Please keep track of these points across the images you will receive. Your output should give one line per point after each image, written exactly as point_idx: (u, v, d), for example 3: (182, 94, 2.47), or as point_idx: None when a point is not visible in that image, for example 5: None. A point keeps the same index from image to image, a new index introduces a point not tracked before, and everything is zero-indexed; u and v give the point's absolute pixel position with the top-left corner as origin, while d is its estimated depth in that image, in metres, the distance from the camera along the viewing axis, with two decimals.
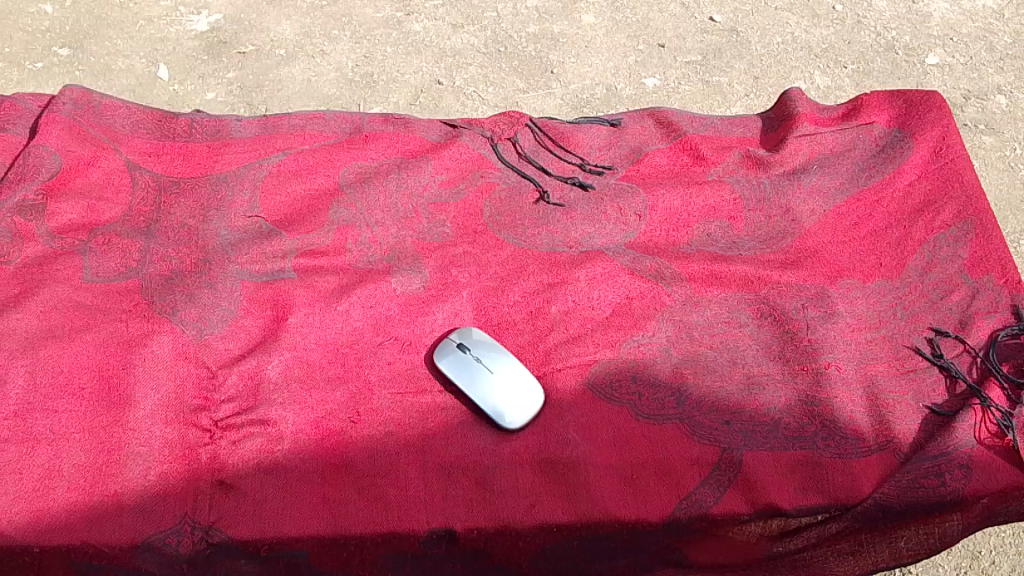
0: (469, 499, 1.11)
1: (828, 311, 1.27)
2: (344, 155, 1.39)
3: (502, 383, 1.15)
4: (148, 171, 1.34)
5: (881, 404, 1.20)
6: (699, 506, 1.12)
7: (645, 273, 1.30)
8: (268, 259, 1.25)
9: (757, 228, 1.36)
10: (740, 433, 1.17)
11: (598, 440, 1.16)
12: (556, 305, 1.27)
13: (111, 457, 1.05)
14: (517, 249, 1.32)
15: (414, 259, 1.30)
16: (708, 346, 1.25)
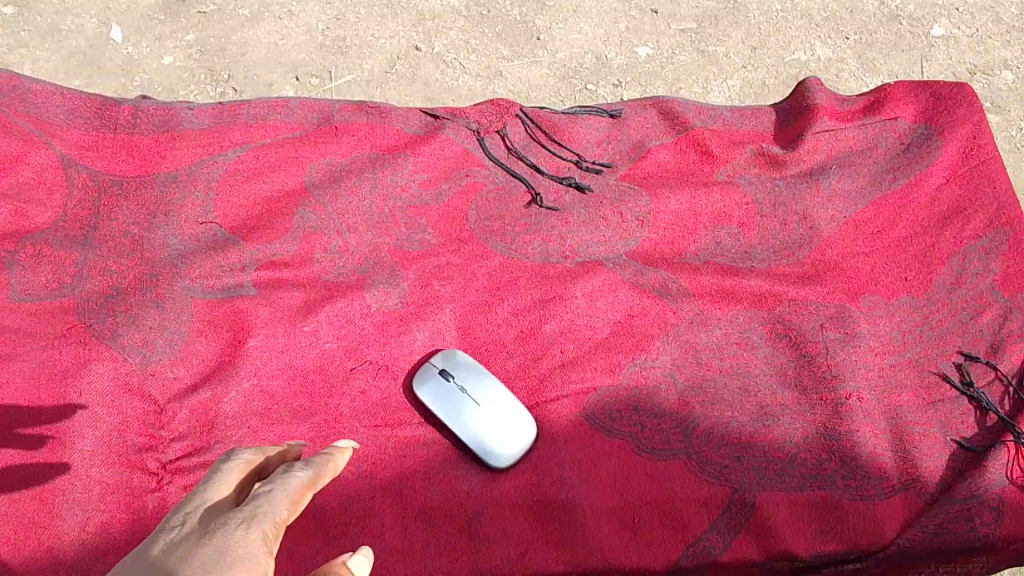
0: (455, 548, 1.01)
1: (850, 333, 1.15)
2: (310, 149, 1.23)
3: (489, 416, 1.03)
4: (86, 167, 1.17)
5: (906, 439, 1.09)
6: (707, 553, 1.03)
7: (649, 288, 1.17)
8: (223, 272, 1.10)
9: (771, 236, 1.23)
10: (752, 470, 1.06)
11: (596, 480, 1.05)
12: (550, 323, 1.13)
13: (43, 508, 0.92)
14: (506, 259, 1.18)
15: (391, 270, 1.15)
16: (718, 371, 1.13)
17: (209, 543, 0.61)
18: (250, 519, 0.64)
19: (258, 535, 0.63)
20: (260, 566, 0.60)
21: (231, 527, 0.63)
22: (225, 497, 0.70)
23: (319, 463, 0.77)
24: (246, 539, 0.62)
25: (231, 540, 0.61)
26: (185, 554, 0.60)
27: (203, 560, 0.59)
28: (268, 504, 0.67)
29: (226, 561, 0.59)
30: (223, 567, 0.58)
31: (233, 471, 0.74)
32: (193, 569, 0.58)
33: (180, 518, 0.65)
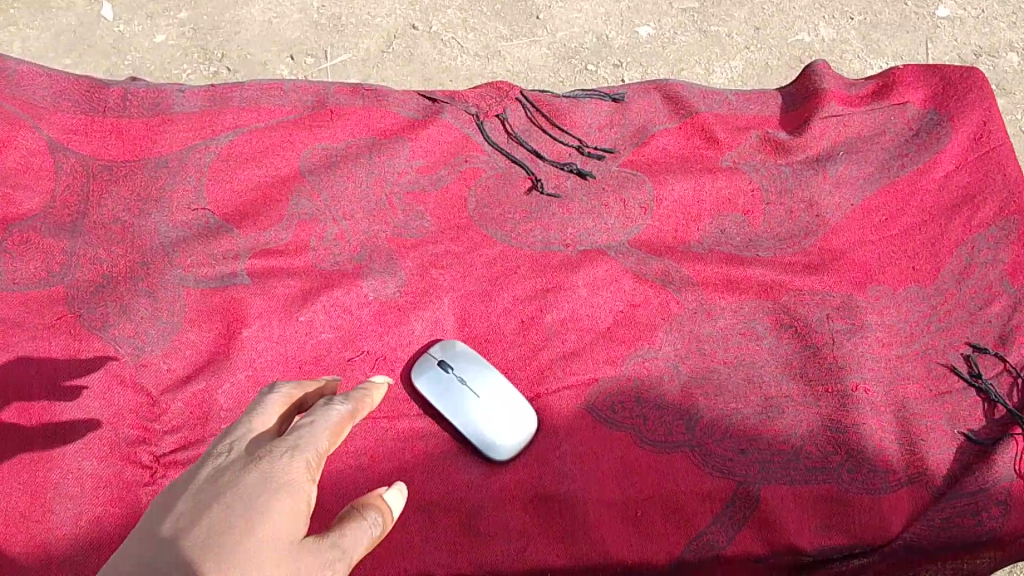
0: (454, 542, 0.99)
1: (857, 323, 1.13)
2: (305, 133, 1.20)
3: (488, 408, 1.01)
4: (74, 151, 1.14)
5: (913, 431, 1.07)
6: (710, 547, 1.02)
7: (652, 277, 1.15)
8: (216, 261, 1.07)
9: (777, 224, 1.20)
10: (757, 463, 1.04)
11: (597, 473, 1.03)
12: (551, 313, 1.11)
13: (34, 502, 0.89)
14: (506, 248, 1.16)
15: (388, 258, 1.12)
16: (722, 362, 1.11)
17: (256, 470, 0.63)
18: (295, 448, 0.67)
19: (303, 465, 0.66)
20: (305, 496, 0.64)
21: (276, 455, 0.65)
22: (268, 427, 0.72)
23: (358, 397, 0.80)
24: (291, 467, 0.65)
25: (277, 468, 0.64)
26: (234, 481, 0.63)
27: (251, 487, 0.62)
28: (310, 434, 0.69)
29: (272, 487, 0.62)
30: (269, 494, 0.62)
31: (275, 400, 0.75)
32: (242, 494, 0.61)
33: (226, 444, 0.67)
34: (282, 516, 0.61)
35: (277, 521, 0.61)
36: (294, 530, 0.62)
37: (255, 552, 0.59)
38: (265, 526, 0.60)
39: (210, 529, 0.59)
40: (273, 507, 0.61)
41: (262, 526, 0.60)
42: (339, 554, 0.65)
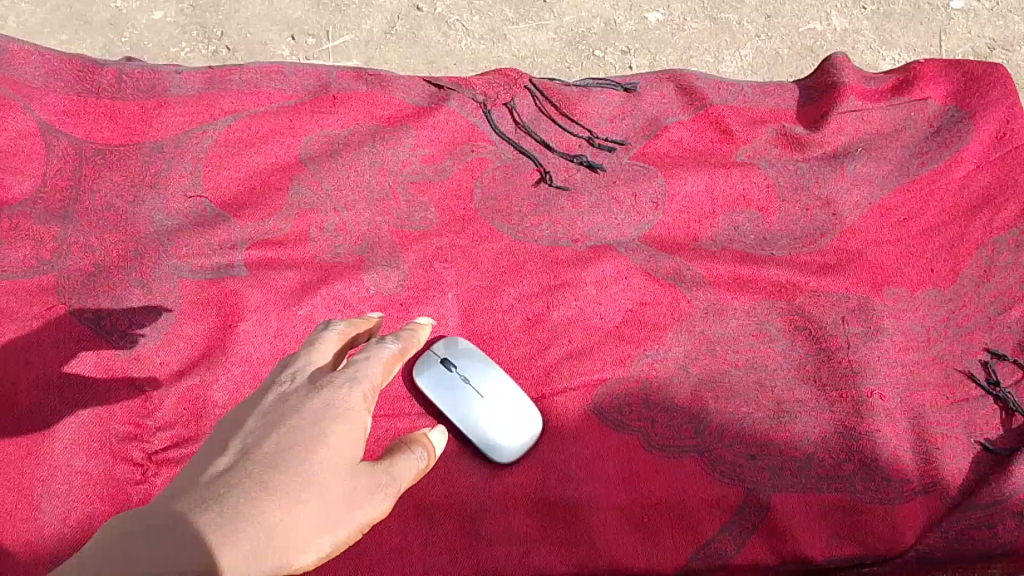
0: (454, 546, 0.96)
1: (873, 327, 1.09)
2: (307, 120, 1.15)
3: (492, 408, 0.98)
4: (66, 134, 1.09)
5: (928, 439, 1.04)
6: (718, 556, 0.99)
7: (663, 275, 1.11)
8: (212, 251, 1.03)
9: (792, 222, 1.16)
10: (767, 470, 1.01)
11: (603, 477, 1.00)
12: (558, 311, 1.08)
13: (20, 499, 0.86)
14: (513, 242, 1.12)
15: (391, 251, 1.08)
16: (733, 364, 1.08)
17: (320, 396, 0.71)
18: (353, 379, 0.73)
19: (361, 395, 0.72)
20: (362, 423, 0.70)
21: (337, 385, 0.72)
22: (326, 361, 0.78)
23: (406, 339, 0.86)
24: (351, 395, 0.71)
25: (338, 395, 0.71)
26: (299, 404, 0.70)
27: (316, 409, 0.69)
28: (366, 368, 0.76)
29: (335, 413, 0.69)
30: (332, 418, 0.68)
31: (332, 335, 0.81)
32: (308, 418, 0.68)
33: (291, 372, 0.74)
34: (344, 438, 0.68)
35: (340, 442, 0.67)
36: (353, 451, 0.68)
37: (322, 465, 0.65)
38: (330, 440, 0.67)
39: (282, 442, 0.66)
40: (335, 425, 0.68)
41: (327, 444, 0.67)
42: (388, 479, 0.72)
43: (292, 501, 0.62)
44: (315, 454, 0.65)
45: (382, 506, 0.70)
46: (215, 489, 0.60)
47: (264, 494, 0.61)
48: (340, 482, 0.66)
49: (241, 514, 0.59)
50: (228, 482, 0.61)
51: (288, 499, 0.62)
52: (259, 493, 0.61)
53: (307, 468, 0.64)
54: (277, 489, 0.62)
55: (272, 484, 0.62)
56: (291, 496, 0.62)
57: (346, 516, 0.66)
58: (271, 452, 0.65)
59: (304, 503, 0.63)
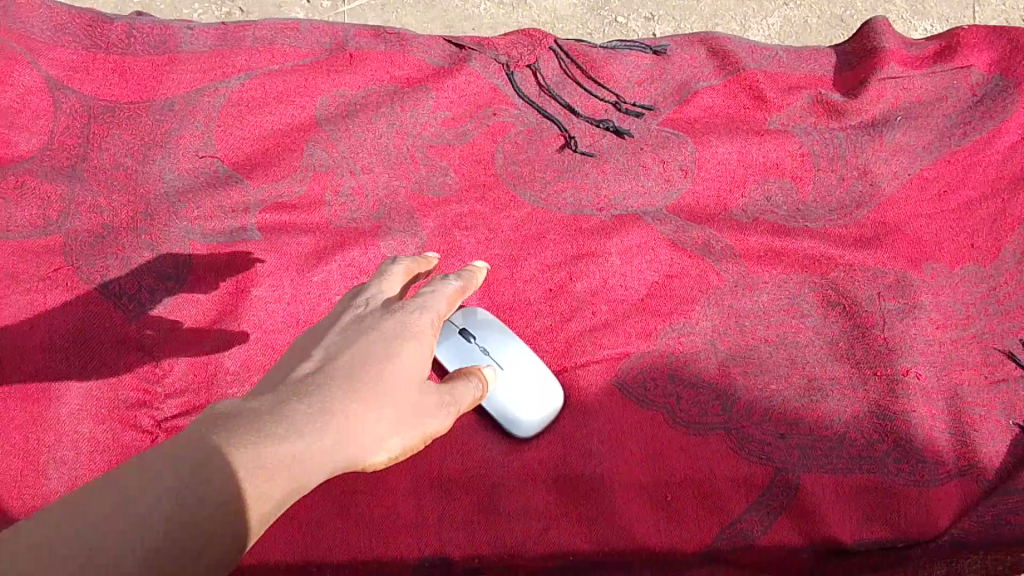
0: (472, 521, 0.94)
1: (910, 303, 1.04)
2: (322, 79, 1.10)
3: (513, 381, 0.94)
4: (75, 90, 1.05)
5: (965, 421, 1.00)
6: (743, 536, 0.95)
7: (691, 247, 1.07)
8: (224, 213, 1.00)
9: (827, 193, 1.11)
10: (797, 449, 0.98)
11: (626, 453, 0.97)
12: (582, 282, 1.04)
13: (28, 464, 0.84)
14: (535, 209, 1.07)
15: (409, 217, 1.04)
16: (763, 340, 1.04)
17: (393, 318, 0.67)
18: (423, 306, 0.70)
19: (431, 322, 0.68)
20: (432, 348, 0.67)
21: (409, 310, 0.68)
22: (394, 292, 0.74)
23: (468, 274, 0.82)
24: (422, 319, 0.68)
25: (411, 319, 0.67)
26: (372, 326, 0.66)
27: (390, 329, 0.65)
28: (432, 300, 0.72)
29: (408, 334, 0.65)
30: (406, 339, 0.65)
31: (400, 269, 0.77)
32: (381, 337, 0.64)
33: (362, 299, 0.71)
34: (416, 359, 0.64)
35: (413, 362, 0.64)
36: (424, 373, 0.65)
37: (396, 381, 0.62)
38: (401, 356, 0.63)
39: (355, 356, 0.62)
40: (408, 343, 0.64)
41: (400, 362, 0.63)
42: (450, 401, 0.68)
43: (364, 410, 0.58)
44: (389, 370, 0.62)
45: (445, 426, 0.67)
46: (290, 393, 0.57)
47: (334, 397, 0.58)
48: (410, 400, 0.62)
49: (310, 413, 0.55)
50: (297, 387, 0.58)
51: (361, 409, 0.58)
52: (330, 397, 0.57)
53: (377, 378, 0.60)
54: (351, 397, 0.58)
55: (346, 392, 0.58)
56: (364, 404, 0.58)
57: (414, 434, 0.62)
58: (341, 363, 0.61)
59: (374, 408, 0.59)
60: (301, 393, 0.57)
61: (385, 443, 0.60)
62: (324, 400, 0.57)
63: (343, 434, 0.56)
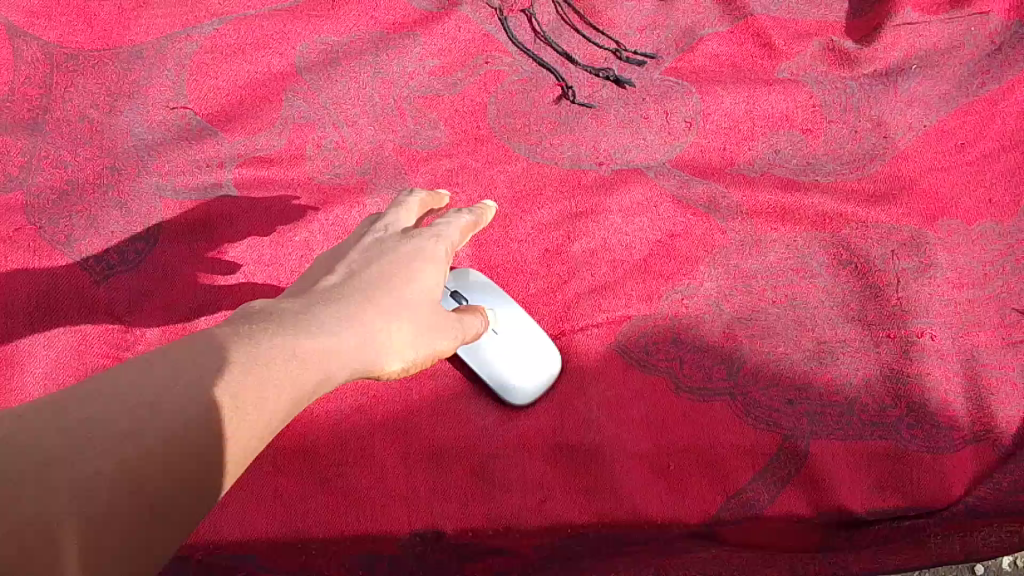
0: (466, 493, 0.89)
1: (925, 262, 0.99)
2: (302, 25, 1.03)
3: (508, 346, 0.90)
4: (36, 37, 0.98)
5: (981, 384, 0.95)
6: (749, 507, 0.90)
7: (695, 203, 1.01)
8: (198, 169, 0.94)
9: (838, 145, 1.05)
10: (806, 416, 0.93)
11: (626, 421, 0.92)
12: (580, 241, 0.99)
13: None
14: (531, 164, 1.01)
15: (395, 173, 0.97)
16: (771, 301, 0.98)
17: (410, 242, 0.69)
18: (438, 233, 0.72)
19: (446, 247, 0.71)
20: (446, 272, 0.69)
21: (425, 235, 0.71)
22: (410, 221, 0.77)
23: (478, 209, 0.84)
24: (438, 245, 0.70)
25: (427, 244, 0.69)
26: (389, 248, 0.68)
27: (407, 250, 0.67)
28: (446, 228, 0.74)
29: (425, 256, 0.68)
30: (423, 259, 0.67)
31: (416, 201, 0.79)
32: (399, 256, 0.66)
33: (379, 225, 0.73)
34: (434, 278, 0.66)
35: (431, 279, 0.66)
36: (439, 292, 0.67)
37: (416, 294, 0.64)
38: (419, 276, 0.65)
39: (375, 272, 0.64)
40: (426, 263, 0.66)
41: (419, 278, 0.65)
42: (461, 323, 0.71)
43: (388, 316, 0.60)
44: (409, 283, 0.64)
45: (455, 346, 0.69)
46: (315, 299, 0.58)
47: (358, 303, 0.59)
48: (428, 314, 0.64)
49: (329, 318, 0.56)
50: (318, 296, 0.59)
51: (386, 313, 0.60)
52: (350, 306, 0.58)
53: (397, 290, 0.62)
54: (375, 302, 0.60)
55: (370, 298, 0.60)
56: (387, 310, 0.60)
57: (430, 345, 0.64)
58: (361, 279, 0.62)
59: (393, 319, 0.60)
60: (322, 301, 0.58)
61: (403, 351, 0.61)
62: (345, 308, 0.58)
63: (365, 339, 0.57)
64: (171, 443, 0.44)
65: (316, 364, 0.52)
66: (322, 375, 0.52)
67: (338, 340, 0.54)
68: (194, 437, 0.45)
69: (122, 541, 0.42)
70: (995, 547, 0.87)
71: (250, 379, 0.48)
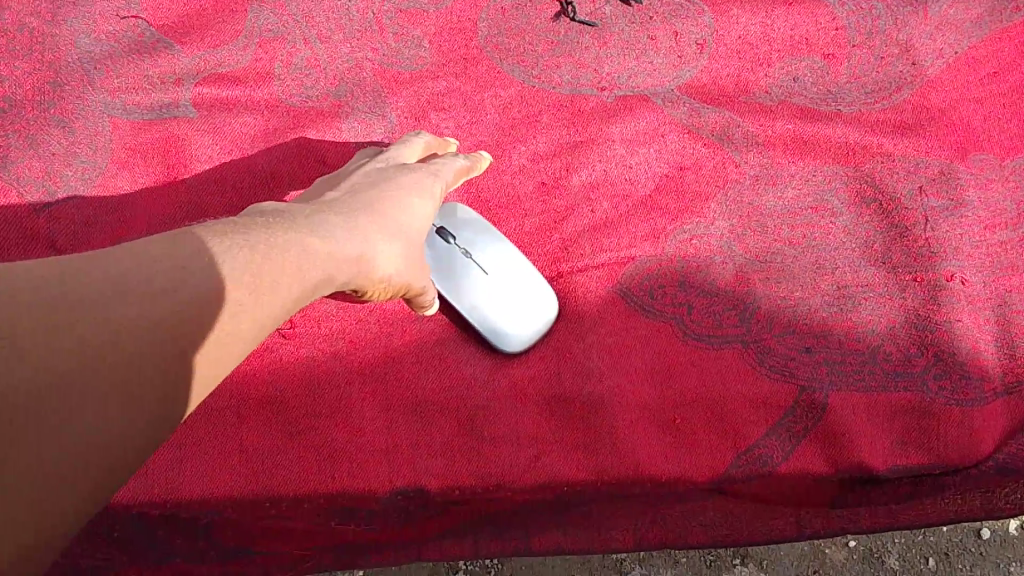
0: (453, 448, 0.81)
1: (956, 200, 0.91)
2: None
3: (501, 287, 0.81)
4: None
5: (1015, 332, 0.86)
6: (761, 464, 0.82)
7: (706, 133, 0.92)
8: (152, 86, 0.84)
9: (862, 73, 0.95)
10: (824, 365, 0.85)
11: (629, 370, 0.84)
12: (579, 174, 0.89)
13: None
14: (525, 89, 0.91)
15: (374, 95, 0.88)
16: (787, 242, 0.89)
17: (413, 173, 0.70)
18: (438, 172, 0.74)
19: (443, 185, 0.73)
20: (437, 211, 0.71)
21: (426, 170, 0.72)
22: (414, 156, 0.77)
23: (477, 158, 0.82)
24: (437, 183, 0.72)
25: (429, 179, 0.71)
26: (391, 176, 0.69)
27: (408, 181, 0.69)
28: (446, 168, 0.75)
29: (424, 188, 0.70)
30: (422, 192, 0.69)
31: (423, 140, 0.79)
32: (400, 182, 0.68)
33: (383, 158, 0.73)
34: (427, 211, 0.69)
35: (425, 211, 0.68)
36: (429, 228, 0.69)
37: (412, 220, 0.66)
38: (416, 208, 0.67)
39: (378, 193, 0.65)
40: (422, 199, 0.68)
41: (417, 208, 0.67)
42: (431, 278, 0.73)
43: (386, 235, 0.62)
44: (407, 211, 0.66)
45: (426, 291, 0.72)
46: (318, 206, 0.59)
47: (361, 217, 0.61)
48: (419, 244, 0.67)
49: (325, 227, 0.57)
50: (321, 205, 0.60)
51: (386, 232, 0.62)
52: (349, 219, 0.60)
53: (396, 214, 0.64)
54: (375, 220, 0.62)
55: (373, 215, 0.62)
56: (385, 229, 0.62)
57: (416, 273, 0.67)
58: (361, 197, 0.64)
59: (386, 238, 0.62)
60: (320, 210, 0.59)
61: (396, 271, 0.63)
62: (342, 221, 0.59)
63: (359, 252, 0.58)
64: (150, 336, 0.43)
65: (310, 272, 0.53)
66: (311, 281, 0.53)
67: (331, 249, 0.56)
68: (175, 333, 0.45)
69: (111, 432, 0.42)
70: (1016, 505, 0.84)
71: (240, 280, 0.48)
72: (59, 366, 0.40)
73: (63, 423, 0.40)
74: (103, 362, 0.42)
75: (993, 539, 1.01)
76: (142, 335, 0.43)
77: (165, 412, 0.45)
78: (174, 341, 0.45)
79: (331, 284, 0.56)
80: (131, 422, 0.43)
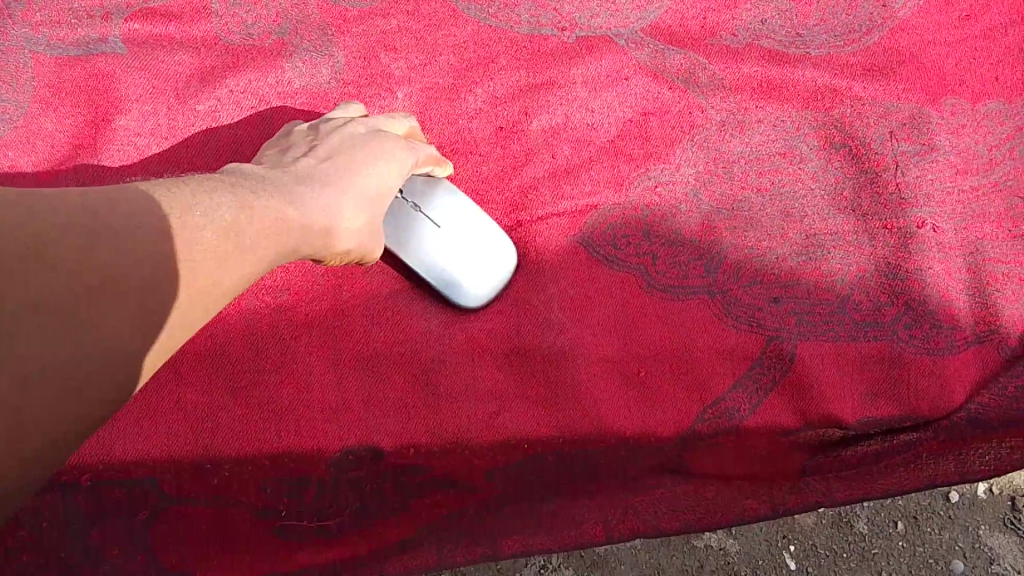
0: (406, 406, 0.77)
1: (927, 144, 0.88)
2: None
3: (453, 240, 0.77)
4: None
5: (986, 280, 0.84)
6: (728, 418, 0.80)
7: (671, 76, 0.88)
8: (77, 20, 0.81)
9: (831, 14, 0.92)
10: (792, 316, 0.82)
11: (590, 322, 0.80)
12: (538, 119, 0.85)
13: None
14: (481, 29, 0.87)
15: (321, 35, 0.84)
16: (755, 189, 0.86)
17: (387, 145, 0.70)
18: (412, 147, 0.72)
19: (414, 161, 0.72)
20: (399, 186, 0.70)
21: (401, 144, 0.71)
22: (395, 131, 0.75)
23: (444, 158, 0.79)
24: (408, 159, 0.71)
25: (401, 153, 0.70)
26: (365, 142, 0.69)
27: (381, 155, 0.68)
28: (422, 149, 0.74)
29: (394, 162, 0.69)
30: (391, 165, 0.69)
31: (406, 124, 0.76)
32: (371, 154, 0.68)
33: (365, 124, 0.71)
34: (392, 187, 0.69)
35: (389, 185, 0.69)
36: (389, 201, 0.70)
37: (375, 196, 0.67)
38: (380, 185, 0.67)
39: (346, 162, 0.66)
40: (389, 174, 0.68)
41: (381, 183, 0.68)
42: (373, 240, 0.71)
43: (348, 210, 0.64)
44: (371, 186, 0.66)
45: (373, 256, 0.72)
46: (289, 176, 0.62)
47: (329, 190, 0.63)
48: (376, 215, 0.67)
49: (291, 192, 0.60)
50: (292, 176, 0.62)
51: (348, 208, 0.64)
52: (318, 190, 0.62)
53: (360, 189, 0.65)
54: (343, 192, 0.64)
55: (340, 189, 0.64)
56: (351, 203, 0.64)
57: (365, 243, 0.68)
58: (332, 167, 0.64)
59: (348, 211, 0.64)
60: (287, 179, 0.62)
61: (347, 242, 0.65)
62: (308, 187, 0.62)
63: (326, 221, 0.62)
64: (114, 292, 0.48)
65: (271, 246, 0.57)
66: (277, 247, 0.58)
67: (295, 212, 0.59)
68: (135, 290, 0.48)
69: (93, 377, 0.47)
70: (990, 466, 0.79)
71: (200, 243, 0.52)
72: (43, 307, 0.45)
73: (31, 370, 0.44)
74: (70, 310, 0.46)
75: (961, 503, 0.97)
76: (119, 287, 0.48)
77: (129, 364, 0.49)
78: (136, 299, 0.49)
79: (294, 250, 0.60)
80: (90, 374, 0.47)
